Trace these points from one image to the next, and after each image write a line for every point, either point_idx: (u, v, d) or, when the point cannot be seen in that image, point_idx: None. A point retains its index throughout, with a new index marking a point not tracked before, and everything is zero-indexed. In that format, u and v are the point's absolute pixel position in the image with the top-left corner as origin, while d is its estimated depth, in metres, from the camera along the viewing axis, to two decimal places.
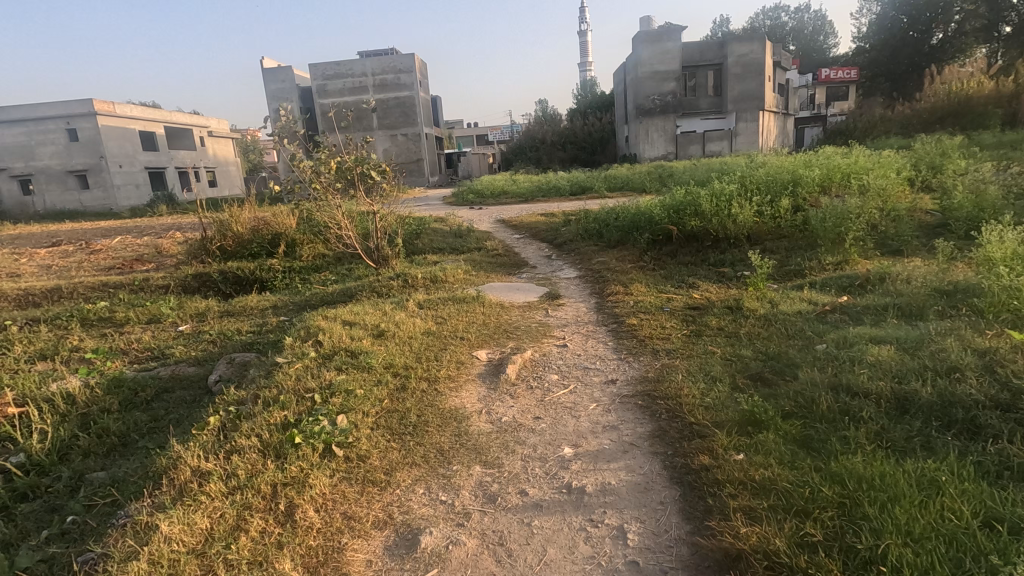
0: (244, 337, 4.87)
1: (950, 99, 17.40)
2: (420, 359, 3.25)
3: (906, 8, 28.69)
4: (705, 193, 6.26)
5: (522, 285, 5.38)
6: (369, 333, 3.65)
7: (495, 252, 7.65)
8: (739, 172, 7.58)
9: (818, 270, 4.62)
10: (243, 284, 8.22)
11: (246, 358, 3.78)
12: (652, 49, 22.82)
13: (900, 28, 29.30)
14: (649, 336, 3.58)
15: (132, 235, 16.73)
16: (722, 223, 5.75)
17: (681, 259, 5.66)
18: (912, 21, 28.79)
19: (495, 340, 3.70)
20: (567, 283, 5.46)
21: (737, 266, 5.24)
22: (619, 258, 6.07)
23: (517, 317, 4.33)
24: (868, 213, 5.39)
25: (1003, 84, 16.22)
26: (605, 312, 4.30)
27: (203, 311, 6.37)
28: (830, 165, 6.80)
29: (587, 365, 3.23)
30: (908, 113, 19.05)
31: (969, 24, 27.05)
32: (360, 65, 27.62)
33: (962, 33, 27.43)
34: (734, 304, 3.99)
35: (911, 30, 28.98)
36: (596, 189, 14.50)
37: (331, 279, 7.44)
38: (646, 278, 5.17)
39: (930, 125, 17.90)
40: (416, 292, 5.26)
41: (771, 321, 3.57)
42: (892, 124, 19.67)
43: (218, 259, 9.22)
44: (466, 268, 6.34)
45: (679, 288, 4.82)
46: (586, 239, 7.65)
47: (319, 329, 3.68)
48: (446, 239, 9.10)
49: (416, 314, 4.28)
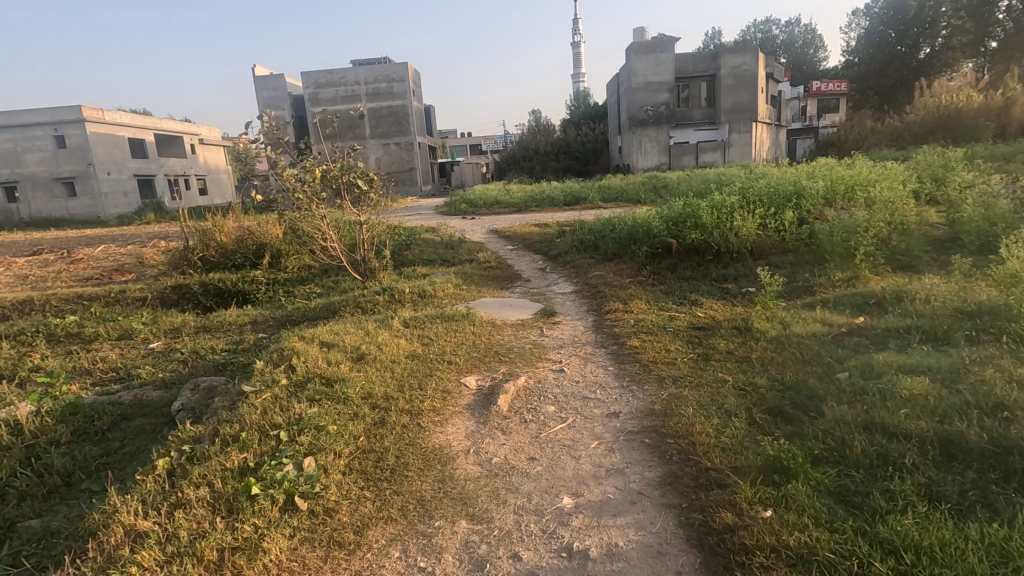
0: (217, 356, 4.55)
1: (939, 111, 17.44)
2: (403, 387, 2.94)
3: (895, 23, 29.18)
4: (705, 205, 6.03)
5: (515, 301, 5.09)
6: (348, 356, 3.34)
7: (488, 264, 7.39)
8: (738, 183, 7.37)
9: (828, 287, 4.38)
10: (224, 296, 7.89)
11: (213, 384, 3.46)
12: (645, 60, 22.76)
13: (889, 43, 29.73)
14: (653, 361, 3.29)
15: (117, 243, 16.33)
16: (724, 236, 5.52)
17: (681, 274, 5.40)
18: (900, 36, 29.24)
19: (486, 365, 3.40)
20: (562, 299, 5.18)
21: (741, 282, 4.99)
22: (617, 272, 5.81)
23: (510, 337, 4.04)
24: (876, 227, 5.18)
25: (992, 98, 16.37)
26: (605, 332, 4.01)
27: (178, 326, 6.03)
28: (832, 176, 6.60)
29: (587, 394, 2.94)
30: (897, 125, 19.11)
31: (956, 39, 27.45)
32: (354, 74, 27.44)
33: (949, 48, 27.85)
34: (743, 324, 3.72)
35: (899, 44, 29.40)
36: (590, 200, 14.29)
37: (316, 292, 7.14)
38: (646, 294, 4.90)
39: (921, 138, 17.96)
40: (403, 308, 4.97)
41: (785, 345, 3.30)
42: (883, 135, 19.75)
43: (200, 269, 8.88)
44: (456, 281, 6.06)
45: (681, 305, 4.55)
46: (582, 251, 7.39)
47: (294, 352, 3.36)
48: (437, 250, 8.82)
49: (402, 334, 3.97)
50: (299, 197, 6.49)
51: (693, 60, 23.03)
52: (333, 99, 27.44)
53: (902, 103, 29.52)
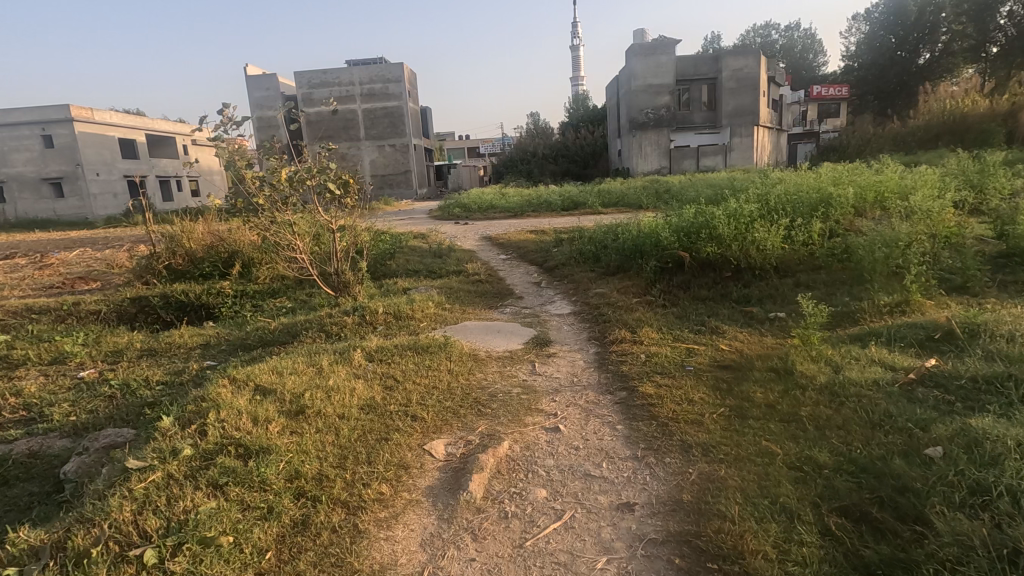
0: (150, 393, 3.82)
1: (944, 116, 16.94)
2: (345, 461, 2.22)
3: (895, 28, 28.64)
4: (721, 213, 5.34)
5: (502, 325, 4.38)
6: (283, 411, 2.61)
7: (476, 277, 6.68)
8: (753, 189, 6.69)
9: (874, 316, 3.69)
10: (187, 310, 7.15)
11: (114, 441, 2.72)
12: (645, 63, 22.13)
13: (889, 48, 29.26)
14: (674, 418, 2.57)
15: (94, 247, 15.52)
16: (743, 250, 4.83)
17: (695, 294, 4.70)
18: (901, 41, 28.76)
19: (460, 419, 2.68)
20: (558, 323, 4.47)
21: (767, 305, 4.29)
22: (622, 289, 5.09)
23: (493, 376, 3.31)
24: (919, 240, 4.51)
25: (999, 103, 15.81)
26: (610, 372, 3.29)
27: (121, 349, 5.30)
28: (860, 180, 5.93)
29: (589, 471, 2.22)
30: (899, 131, 18.59)
31: (956, 45, 26.90)
32: (348, 74, 26.79)
33: (950, 53, 27.20)
34: (782, 364, 3.00)
35: (899, 49, 28.89)
36: (589, 205, 13.62)
37: (286, 308, 6.42)
38: (657, 319, 4.18)
39: (925, 143, 17.23)
40: (372, 334, 4.25)
41: (842, 399, 2.58)
42: (884, 141, 19.01)
43: (165, 279, 8.15)
44: (439, 298, 5.35)
45: (700, 335, 3.84)
46: (580, 263, 6.69)
47: (214, 404, 2.62)
48: (423, 260, 8.12)
49: (361, 374, 3.24)
50: (262, 204, 5.79)
51: (694, 61, 22.40)
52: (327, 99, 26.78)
53: (902, 108, 29.03)
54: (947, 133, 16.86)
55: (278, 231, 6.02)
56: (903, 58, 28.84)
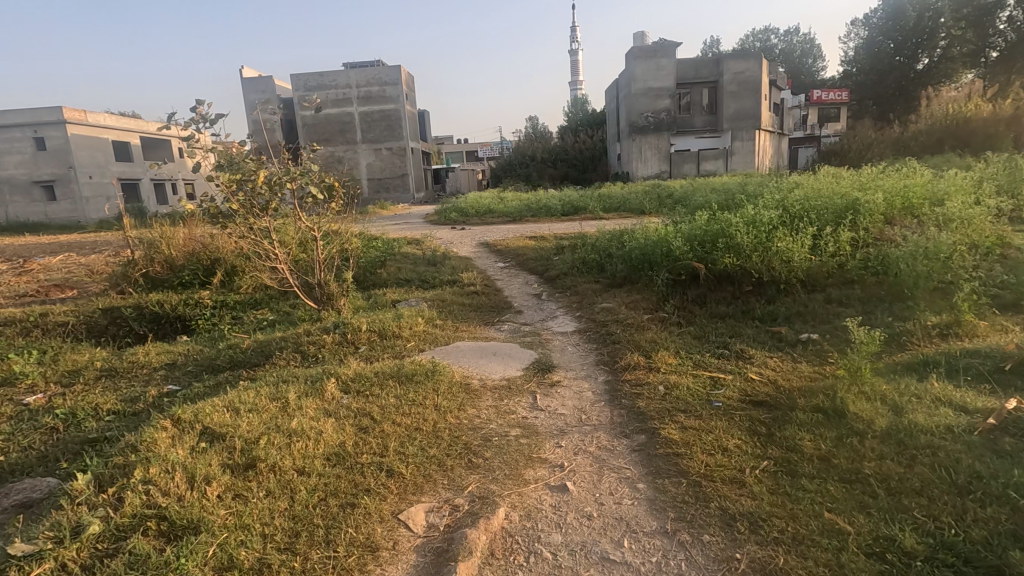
0: (97, 425, 3.34)
1: (947, 121, 16.58)
2: (297, 541, 1.75)
3: (893, 33, 28.21)
4: (738, 221, 4.91)
5: (499, 345, 3.90)
6: (229, 466, 2.13)
7: (471, 288, 6.22)
8: (768, 195, 6.24)
9: (924, 341, 3.24)
10: (162, 322, 6.66)
11: (27, 497, 2.23)
12: (645, 66, 21.75)
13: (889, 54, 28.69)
14: (708, 476, 2.10)
15: (81, 251, 15.01)
16: (765, 262, 4.37)
17: (713, 310, 4.24)
18: (899, 46, 28.35)
19: (446, 474, 2.21)
20: (562, 344, 4.00)
21: (796, 324, 3.83)
22: (631, 303, 4.63)
23: (488, 413, 2.84)
24: (962, 253, 4.05)
25: (1002, 108, 15.41)
26: (625, 408, 2.82)
27: (81, 367, 4.82)
28: (884, 184, 5.49)
29: (606, 552, 1.75)
30: (899, 138, 18.13)
31: (956, 49, 26.56)
32: (345, 76, 26.34)
33: (950, 58, 26.71)
34: (830, 402, 2.53)
35: (898, 55, 28.44)
36: (590, 210, 13.16)
37: (266, 322, 5.95)
38: (674, 341, 3.71)
39: (927, 150, 16.79)
40: (351, 357, 3.78)
41: (913, 453, 2.12)
42: (885, 147, 18.59)
43: (142, 287, 7.66)
44: (430, 312, 4.89)
45: (723, 360, 3.38)
46: (584, 273, 6.23)
47: (146, 456, 2.14)
48: (416, 269, 7.64)
49: (332, 411, 2.76)
50: (235, 208, 5.29)
51: (695, 65, 21.99)
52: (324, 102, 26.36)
53: (902, 113, 28.70)
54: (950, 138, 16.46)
55: (256, 238, 5.54)
56: (901, 63, 28.44)
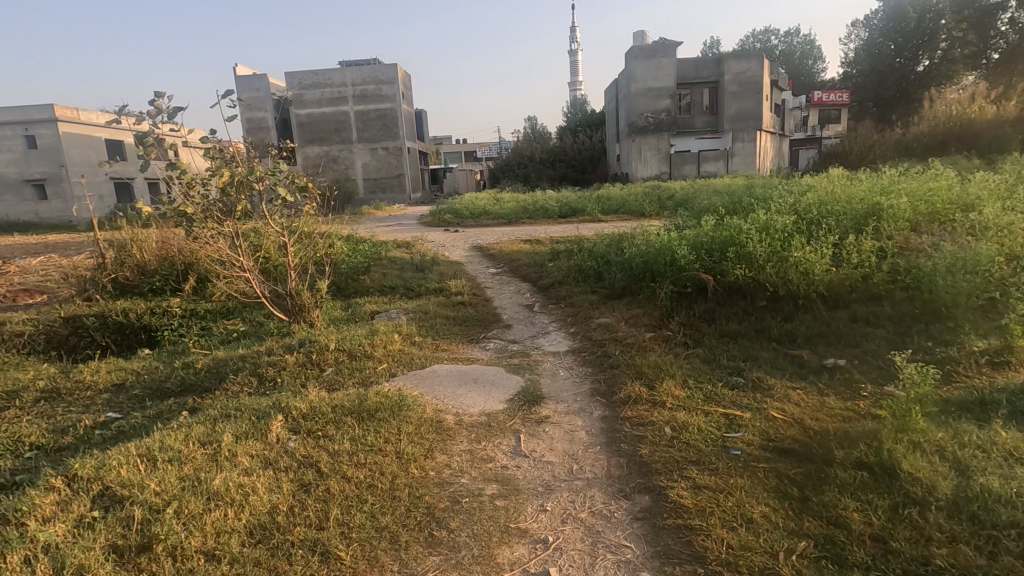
0: (11, 465, 2.87)
1: (950, 123, 16.32)
2: None
3: (894, 34, 27.86)
4: (750, 228, 4.46)
5: (483, 370, 3.42)
6: (119, 552, 1.68)
7: (458, 297, 5.77)
8: (778, 199, 5.78)
9: (973, 372, 2.78)
10: (127, 332, 6.17)
11: None
12: (645, 66, 21.32)
13: (888, 54, 28.44)
14: (729, 564, 1.65)
15: (63, 252, 14.47)
16: (781, 274, 3.92)
17: (723, 328, 3.78)
18: (900, 47, 27.98)
19: (398, 558, 1.75)
20: (553, 368, 3.54)
21: (818, 347, 3.36)
22: (632, 319, 4.17)
23: (461, 461, 2.37)
24: (1004, 265, 3.61)
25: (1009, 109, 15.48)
26: (626, 457, 2.35)
27: (23, 386, 4.35)
28: (905, 188, 5.04)
29: None
30: (901, 138, 17.78)
31: (955, 51, 26.03)
32: (340, 75, 25.84)
33: (949, 60, 26.31)
34: (874, 455, 2.07)
35: (898, 56, 28.10)
36: (588, 212, 12.70)
37: (236, 334, 5.48)
38: (681, 367, 3.25)
39: (930, 151, 16.39)
40: (307, 386, 3.31)
41: (994, 535, 1.65)
42: (887, 147, 18.31)
43: (110, 294, 7.18)
44: (408, 327, 4.43)
45: (739, 392, 2.92)
46: (580, 282, 5.78)
47: (12, 538, 1.68)
48: (402, 275, 7.17)
49: (271, 461, 2.28)
50: (189, 210, 4.80)
51: (696, 64, 21.54)
52: (318, 100, 25.90)
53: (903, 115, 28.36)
54: (953, 139, 16.06)
55: (215, 245, 4.89)
56: (902, 65, 28.01)
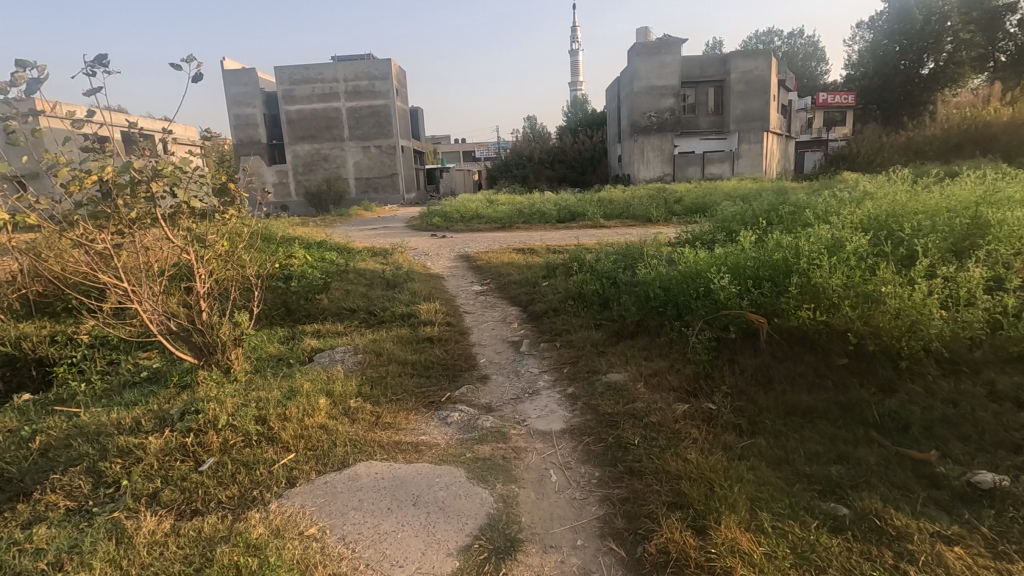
0: None
1: (965, 125, 14.96)
2: None
3: (899, 36, 26.54)
4: (814, 250, 3.25)
5: (433, 479, 2.20)
6: None
7: (427, 328, 4.57)
8: (831, 209, 4.56)
9: None
10: (19, 367, 4.94)
11: None
12: (648, 63, 20.09)
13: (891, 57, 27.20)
14: None
15: None
16: (869, 321, 2.72)
17: (791, 401, 2.59)
18: (904, 50, 26.72)
19: None
20: (541, 468, 2.33)
21: (949, 448, 2.17)
22: (655, 380, 2.96)
23: None
24: None
25: None
26: None
27: None
28: (1005, 199, 3.83)
29: None
30: (915, 139, 16.46)
31: (962, 53, 24.86)
32: (332, 70, 24.56)
33: (955, 63, 25.18)
34: None
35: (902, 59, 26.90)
36: (589, 217, 11.51)
37: (144, 375, 4.27)
38: (743, 482, 2.05)
39: (944, 154, 15.17)
40: (146, 509, 2.10)
41: None
42: (900, 148, 16.96)
43: (19, 314, 5.95)
44: (347, 381, 3.22)
45: (854, 547, 1.72)
46: (580, 310, 4.57)
47: None
48: (368, 293, 5.98)
49: None
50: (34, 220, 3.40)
51: (702, 62, 20.35)
52: (308, 96, 24.60)
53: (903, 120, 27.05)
54: (970, 142, 14.74)
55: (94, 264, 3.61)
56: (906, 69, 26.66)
